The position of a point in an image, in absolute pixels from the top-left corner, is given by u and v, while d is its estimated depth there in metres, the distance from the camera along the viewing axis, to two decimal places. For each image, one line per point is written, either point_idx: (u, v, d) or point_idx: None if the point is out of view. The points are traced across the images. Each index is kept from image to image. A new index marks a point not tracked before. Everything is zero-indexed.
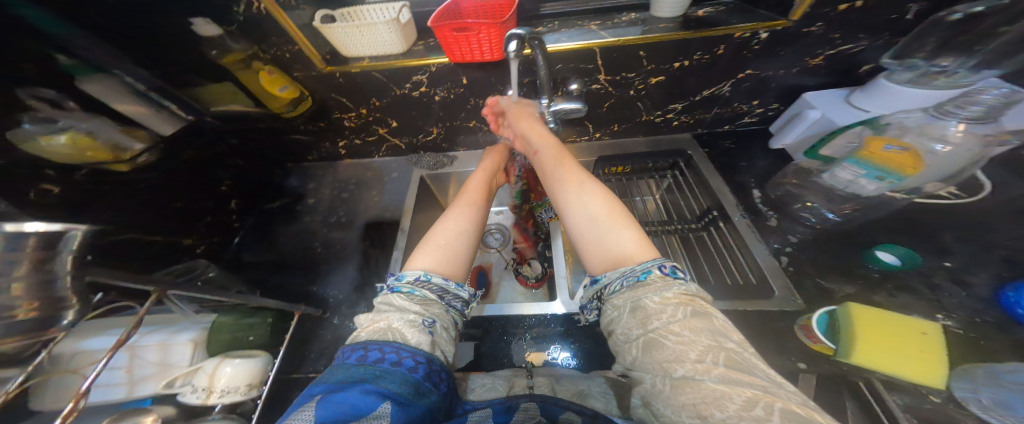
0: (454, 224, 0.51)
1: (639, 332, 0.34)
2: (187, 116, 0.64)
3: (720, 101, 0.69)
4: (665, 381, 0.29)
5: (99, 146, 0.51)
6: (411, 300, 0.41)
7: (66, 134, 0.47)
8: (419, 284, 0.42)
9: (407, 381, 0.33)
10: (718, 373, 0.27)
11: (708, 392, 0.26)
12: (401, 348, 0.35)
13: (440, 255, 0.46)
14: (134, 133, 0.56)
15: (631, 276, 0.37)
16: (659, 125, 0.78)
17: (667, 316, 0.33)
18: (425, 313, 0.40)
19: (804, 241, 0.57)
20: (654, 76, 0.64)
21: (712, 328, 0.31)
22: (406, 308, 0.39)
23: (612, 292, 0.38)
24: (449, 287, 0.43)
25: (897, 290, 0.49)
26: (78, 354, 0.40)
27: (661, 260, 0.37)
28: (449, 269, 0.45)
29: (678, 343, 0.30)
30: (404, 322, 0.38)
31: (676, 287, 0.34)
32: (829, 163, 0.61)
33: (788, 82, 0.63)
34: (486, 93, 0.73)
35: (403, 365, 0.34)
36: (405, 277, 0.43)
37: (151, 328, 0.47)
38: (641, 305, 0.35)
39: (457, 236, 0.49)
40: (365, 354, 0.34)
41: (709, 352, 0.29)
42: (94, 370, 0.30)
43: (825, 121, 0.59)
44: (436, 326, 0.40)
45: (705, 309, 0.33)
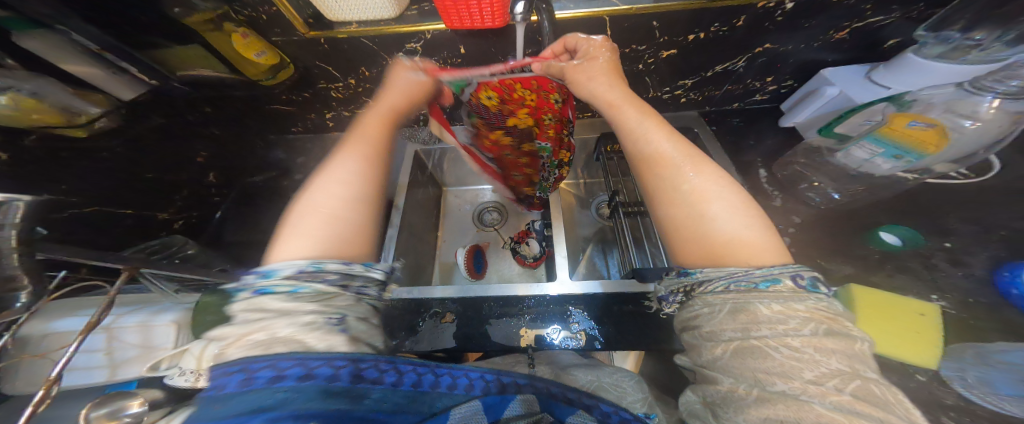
0: (340, 195, 0.38)
1: (735, 335, 0.30)
2: (149, 80, 0.58)
3: (732, 77, 0.66)
4: (751, 390, 0.27)
5: (47, 109, 0.46)
6: (296, 299, 0.30)
7: (8, 95, 0.42)
8: (303, 277, 0.31)
9: (331, 393, 0.23)
10: (838, 400, 0.24)
11: (813, 415, 0.23)
12: (306, 357, 0.24)
13: (321, 234, 0.35)
14: (89, 96, 0.51)
15: (748, 281, 0.32)
16: (666, 102, 0.75)
17: (786, 327, 0.28)
18: (328, 311, 0.30)
19: (807, 222, 0.57)
20: (666, 49, 0.60)
21: (848, 351, 0.27)
22: (296, 310, 0.29)
23: (710, 290, 0.33)
24: (354, 271, 0.35)
25: (895, 271, 0.50)
26: (47, 336, 0.37)
27: (797, 270, 0.32)
28: (346, 250, 0.36)
29: (789, 358, 0.27)
30: (299, 328, 0.28)
31: (809, 301, 0.30)
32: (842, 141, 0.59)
33: (806, 57, 0.60)
34: (486, 63, 0.68)
35: (317, 376, 0.23)
36: (277, 272, 0.31)
37: (128, 309, 0.43)
38: (748, 309, 0.30)
39: (354, 210, 0.38)
40: (251, 377, 0.23)
41: (835, 377, 0.25)
42: (64, 354, 0.27)
43: (841, 99, 0.58)
44: (349, 320, 0.31)
45: (846, 331, 0.28)
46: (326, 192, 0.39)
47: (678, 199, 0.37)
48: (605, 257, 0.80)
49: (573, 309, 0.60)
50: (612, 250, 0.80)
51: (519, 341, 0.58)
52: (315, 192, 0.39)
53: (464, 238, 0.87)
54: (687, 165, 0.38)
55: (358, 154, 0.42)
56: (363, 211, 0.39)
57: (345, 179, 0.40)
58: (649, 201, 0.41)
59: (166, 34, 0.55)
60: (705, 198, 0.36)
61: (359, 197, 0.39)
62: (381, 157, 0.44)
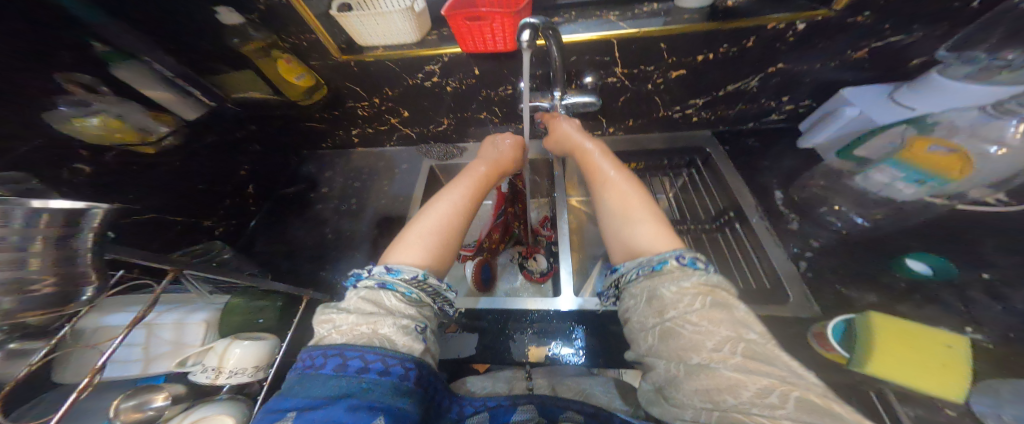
0: (444, 218, 0.50)
1: (654, 321, 0.34)
2: (209, 103, 0.67)
3: (746, 96, 0.65)
4: (678, 368, 0.30)
5: (127, 128, 0.53)
6: (406, 302, 0.39)
7: (98, 118, 0.49)
8: (415, 284, 0.41)
9: (399, 388, 0.33)
10: (735, 362, 0.27)
11: (722, 379, 0.27)
12: (386, 355, 0.34)
13: (429, 250, 0.46)
14: (161, 118, 0.58)
15: (648, 265, 0.38)
16: (677, 121, 0.74)
17: (683, 305, 0.32)
18: (418, 318, 0.39)
19: (826, 247, 0.54)
20: (673, 70, 0.61)
21: (732, 318, 0.30)
22: (399, 311, 0.38)
23: (630, 281, 0.39)
24: (441, 288, 0.44)
25: (924, 302, 0.46)
26: (98, 329, 0.41)
27: (679, 252, 0.37)
28: (438, 265, 0.46)
29: (694, 333, 0.30)
30: (397, 329, 0.36)
31: (694, 277, 0.34)
32: (861, 164, 0.58)
33: (823, 76, 0.58)
34: (497, 84, 0.72)
35: (391, 373, 0.33)
36: (399, 274, 0.41)
37: (166, 307, 0.47)
38: (658, 295, 0.35)
39: (450, 232, 0.49)
40: (344, 363, 0.33)
41: (727, 342, 0.29)
42: (111, 345, 0.31)
43: (863, 120, 0.56)
44: (427, 331, 0.40)
45: (727, 300, 0.32)
46: (436, 215, 0.50)
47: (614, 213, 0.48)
48: (614, 277, 0.77)
49: (574, 326, 0.61)
50: None
51: (528, 356, 0.59)
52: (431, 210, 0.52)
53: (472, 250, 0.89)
54: (614, 191, 0.50)
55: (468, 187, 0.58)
56: (457, 236, 0.49)
57: (449, 207, 0.51)
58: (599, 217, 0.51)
59: (224, 63, 0.64)
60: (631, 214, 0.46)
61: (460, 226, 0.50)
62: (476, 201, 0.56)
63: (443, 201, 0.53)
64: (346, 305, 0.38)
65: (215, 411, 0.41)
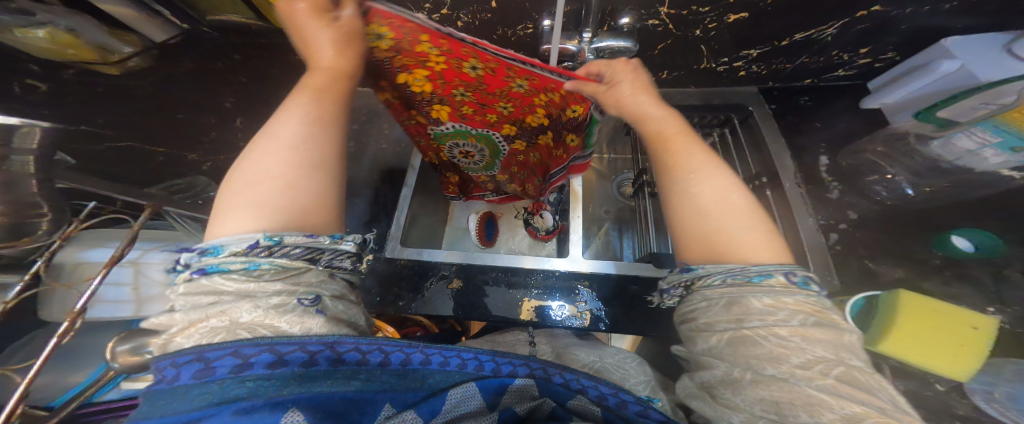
0: (285, 157, 0.29)
1: (728, 325, 0.31)
2: (180, 24, 0.55)
3: (814, 47, 0.56)
4: (745, 372, 0.28)
5: (82, 46, 0.46)
6: (257, 279, 0.24)
7: (43, 30, 0.43)
8: (257, 254, 0.24)
9: (308, 376, 0.24)
10: (823, 384, 0.25)
11: (804, 396, 0.25)
12: (273, 343, 0.22)
13: (280, 205, 0.27)
14: (123, 37, 0.50)
15: (742, 275, 0.31)
16: (719, 75, 0.66)
17: (775, 318, 0.29)
18: (298, 290, 0.26)
19: (863, 219, 0.51)
20: (734, 13, 0.51)
21: (836, 340, 0.27)
22: (259, 292, 0.24)
23: (709, 284, 0.33)
24: (321, 243, 0.27)
25: (953, 279, 0.44)
26: (79, 265, 0.38)
27: (791, 267, 0.31)
28: (309, 221, 0.28)
29: (777, 345, 0.27)
30: (266, 311, 0.24)
31: (799, 295, 0.30)
32: (945, 128, 0.48)
33: (924, 25, 0.48)
34: (517, 21, 0.59)
35: (290, 363, 0.23)
36: (222, 250, 0.24)
37: (151, 246, 0.44)
38: (741, 302, 0.30)
39: (300, 170, 0.28)
40: (205, 369, 0.21)
41: (821, 362, 0.26)
42: (88, 287, 0.27)
43: (962, 75, 0.45)
44: (324, 300, 0.27)
45: (834, 322, 0.29)
46: (262, 153, 0.29)
47: (689, 202, 0.35)
48: (618, 239, 0.77)
49: (581, 289, 0.59)
50: (627, 232, 0.76)
51: (520, 313, 0.58)
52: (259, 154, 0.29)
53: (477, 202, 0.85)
54: (702, 170, 0.36)
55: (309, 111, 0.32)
56: (318, 172, 0.30)
57: (279, 141, 0.29)
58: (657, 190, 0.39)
59: None
60: (719, 198, 0.34)
61: (317, 156, 0.30)
62: (336, 114, 0.34)
63: (282, 126, 0.31)
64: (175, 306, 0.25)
65: None
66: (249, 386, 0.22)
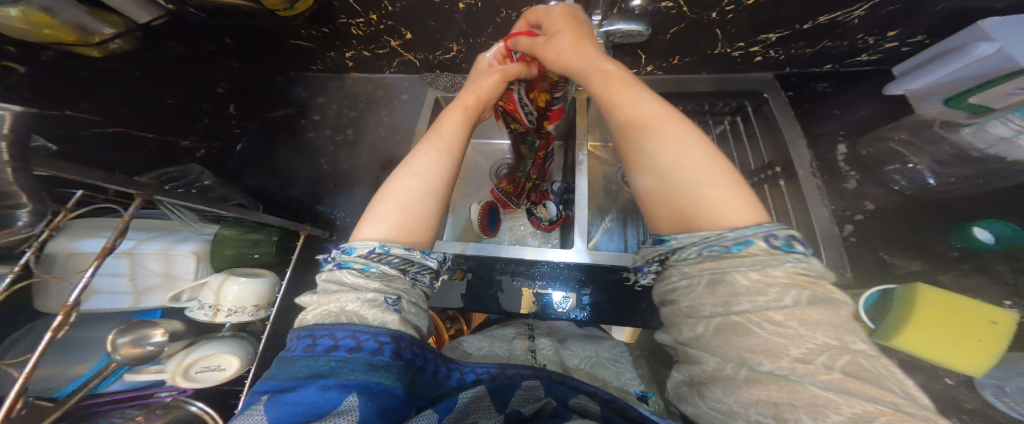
0: (407, 180, 0.34)
1: (716, 311, 0.29)
2: (165, 4, 0.51)
3: (837, 31, 0.53)
4: (738, 370, 0.26)
5: (59, 26, 0.42)
6: (366, 277, 0.29)
7: (16, 8, 0.38)
8: (375, 259, 0.30)
9: (374, 366, 0.25)
10: (829, 379, 0.22)
11: (806, 396, 0.22)
12: (355, 330, 0.26)
13: (398, 222, 0.32)
14: (108, 18, 0.47)
15: (719, 244, 0.30)
16: (733, 61, 0.63)
17: (766, 299, 0.26)
18: (388, 290, 0.30)
19: (879, 210, 0.50)
20: None
21: (835, 321, 0.25)
22: (361, 286, 0.29)
23: (684, 258, 0.33)
24: (414, 257, 0.31)
25: (971, 271, 0.43)
26: (73, 256, 0.37)
27: (771, 229, 0.29)
28: (409, 239, 0.32)
29: (773, 334, 0.25)
30: (363, 302, 0.28)
31: (787, 265, 0.28)
32: (981, 113, 0.46)
33: (955, 6, 0.45)
34: (522, 3, 0.56)
35: (364, 350, 0.25)
36: (354, 250, 0.30)
37: (148, 235, 0.42)
38: (725, 280, 0.29)
39: (416, 195, 0.34)
40: (314, 343, 0.26)
41: (824, 353, 0.23)
42: (81, 279, 0.26)
43: (999, 59, 0.42)
44: (403, 302, 0.30)
45: (830, 295, 0.27)
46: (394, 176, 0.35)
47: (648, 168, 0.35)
48: (623, 230, 0.75)
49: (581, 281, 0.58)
50: (631, 222, 0.75)
51: (520, 303, 0.59)
52: (392, 176, 0.36)
53: (481, 192, 0.84)
54: (663, 134, 0.35)
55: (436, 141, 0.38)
56: (429, 198, 0.34)
57: (415, 171, 0.35)
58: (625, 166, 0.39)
59: None
60: (684, 165, 0.33)
61: (429, 185, 0.35)
62: (455, 145, 0.39)
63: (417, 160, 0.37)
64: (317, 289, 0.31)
65: (217, 350, 0.40)
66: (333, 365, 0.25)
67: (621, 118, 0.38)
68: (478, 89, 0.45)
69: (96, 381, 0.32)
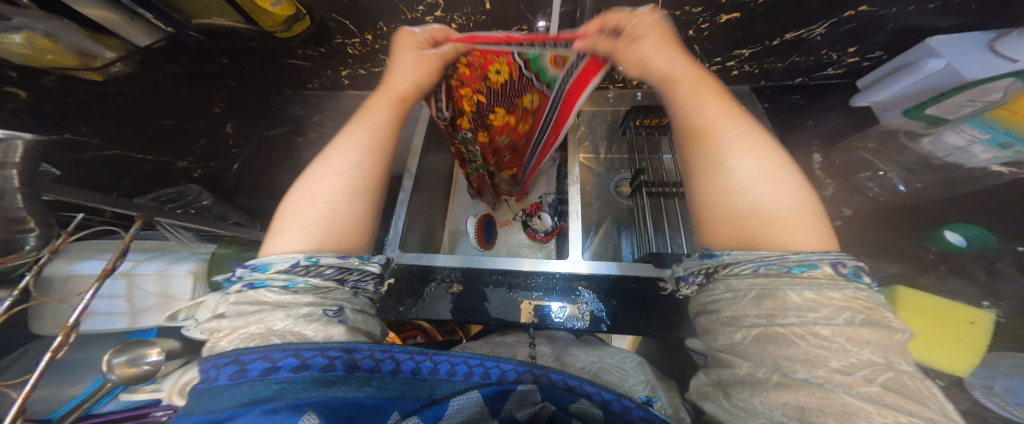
0: (333, 182, 0.35)
1: (758, 321, 0.27)
2: (165, 28, 0.54)
3: (804, 47, 0.57)
4: (771, 375, 0.25)
5: (61, 51, 0.44)
6: (293, 293, 0.29)
7: (20, 35, 0.40)
8: (300, 271, 0.30)
9: (324, 382, 0.25)
10: (866, 391, 0.21)
11: (838, 404, 0.21)
12: (298, 348, 0.25)
13: (322, 227, 0.33)
14: (104, 41, 0.48)
15: (777, 264, 0.27)
16: (712, 74, 0.67)
17: (818, 316, 0.24)
18: (326, 302, 0.30)
19: (856, 215, 0.52)
20: (726, 13, 0.52)
21: (886, 342, 0.23)
22: (293, 301, 0.29)
23: (735, 272, 0.29)
24: (350, 264, 0.32)
25: (949, 273, 0.45)
26: (71, 279, 0.37)
27: (839, 257, 0.27)
28: (342, 244, 0.34)
29: (817, 346, 0.24)
30: (296, 319, 0.28)
31: (847, 290, 0.25)
32: (937, 123, 0.49)
33: (909, 23, 0.49)
34: (511, 23, 0.59)
35: (310, 367, 0.25)
36: (271, 267, 0.30)
37: (145, 256, 0.43)
38: (776, 295, 0.26)
39: (343, 198, 0.35)
40: (242, 369, 0.24)
41: (865, 367, 0.22)
42: (81, 300, 0.27)
43: (946, 75, 0.46)
44: (346, 311, 0.31)
45: (887, 322, 0.24)
46: (319, 180, 0.36)
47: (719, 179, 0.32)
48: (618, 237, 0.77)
49: (583, 289, 0.59)
50: (624, 231, 0.77)
51: (519, 313, 0.57)
52: (310, 175, 0.36)
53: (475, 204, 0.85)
54: (739, 148, 0.33)
55: (364, 138, 0.39)
56: (356, 201, 0.36)
57: (335, 170, 0.36)
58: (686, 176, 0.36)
59: None
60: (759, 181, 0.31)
61: (358, 187, 0.36)
62: (383, 145, 0.39)
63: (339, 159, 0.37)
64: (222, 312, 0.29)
65: None
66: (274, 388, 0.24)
67: (693, 126, 0.35)
68: (414, 77, 0.41)
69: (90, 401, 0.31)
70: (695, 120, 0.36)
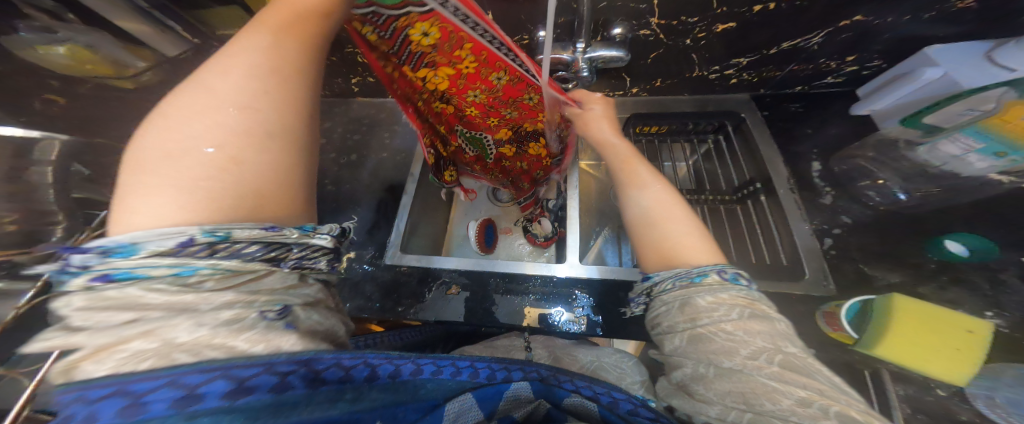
0: (220, 121, 0.23)
1: (685, 326, 0.31)
2: (191, 39, 0.54)
3: (801, 55, 0.57)
4: (708, 368, 0.28)
5: (99, 60, 0.48)
6: (191, 288, 0.20)
7: (65, 46, 0.44)
8: (197, 253, 0.20)
9: (280, 406, 0.19)
10: (772, 371, 0.25)
11: (759, 385, 0.25)
12: (229, 367, 0.17)
13: (224, 183, 0.22)
14: (138, 52, 0.51)
15: (686, 276, 0.33)
16: (712, 83, 0.67)
17: (718, 314, 0.30)
18: (248, 299, 0.22)
19: (857, 223, 0.51)
20: (722, 22, 0.53)
21: (772, 331, 0.28)
22: (205, 300, 0.20)
23: (662, 289, 0.35)
24: (280, 236, 0.24)
25: (950, 284, 0.43)
26: None
27: (722, 265, 0.34)
28: (263, 207, 0.24)
29: (727, 340, 0.28)
30: (216, 328, 0.19)
31: (732, 290, 0.31)
32: (932, 133, 0.50)
33: (906, 32, 0.49)
34: (513, 33, 0.61)
35: (256, 389, 0.18)
36: (134, 248, 0.20)
37: None
38: (691, 302, 0.32)
39: (249, 141, 0.24)
40: (141, 404, 0.16)
41: (765, 351, 0.27)
42: None
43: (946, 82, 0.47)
44: (295, 310, 0.23)
45: (766, 312, 0.30)
46: (187, 118, 0.23)
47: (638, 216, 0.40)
48: (618, 245, 0.77)
49: (578, 294, 0.59)
50: (626, 238, 0.77)
51: (522, 320, 0.57)
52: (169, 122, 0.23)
53: (477, 210, 0.87)
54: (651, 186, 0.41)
55: (248, 62, 0.26)
56: (275, 141, 0.25)
57: (210, 97, 0.24)
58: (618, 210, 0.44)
59: None
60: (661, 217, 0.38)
61: (273, 125, 0.25)
62: (291, 76, 0.27)
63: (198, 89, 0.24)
64: (70, 322, 0.19)
65: None
66: (203, 423, 0.17)
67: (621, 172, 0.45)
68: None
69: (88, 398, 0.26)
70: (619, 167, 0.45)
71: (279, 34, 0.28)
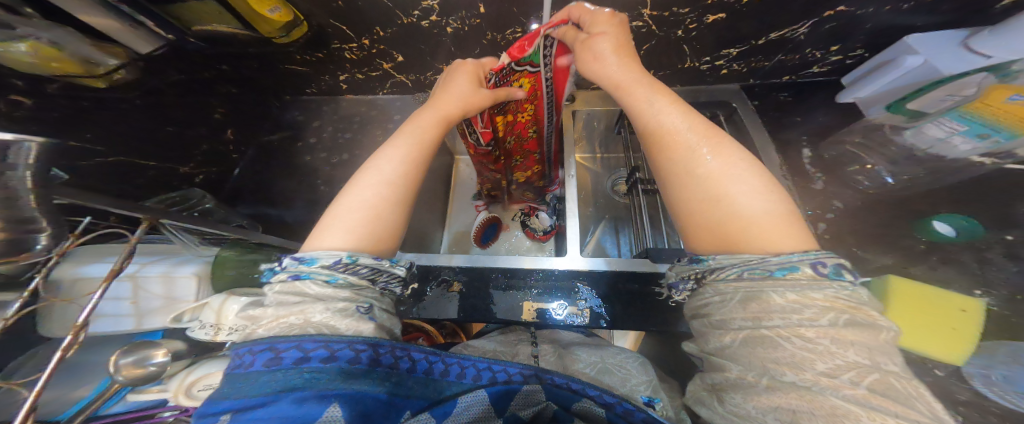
0: (377, 189, 0.36)
1: (745, 324, 0.27)
2: (166, 35, 0.55)
3: (788, 45, 0.58)
4: (760, 378, 0.25)
5: (66, 58, 0.45)
6: (332, 287, 0.30)
7: (27, 43, 0.41)
8: (339, 269, 0.30)
9: (350, 374, 0.26)
10: (854, 394, 0.21)
11: (826, 406, 0.21)
12: (328, 340, 0.26)
13: (366, 229, 0.34)
14: (107, 49, 0.49)
15: (761, 268, 0.28)
16: (703, 74, 0.68)
17: (801, 317, 0.25)
18: (359, 299, 0.31)
19: (848, 208, 0.53)
20: (712, 13, 0.53)
21: (870, 343, 0.23)
22: (329, 297, 0.29)
23: (721, 277, 0.30)
24: (383, 266, 0.33)
25: (939, 263, 0.46)
26: (78, 280, 0.38)
27: (819, 256, 0.27)
28: (379, 245, 0.34)
29: (802, 348, 0.24)
30: (333, 314, 0.28)
31: (830, 290, 0.25)
32: (915, 118, 0.53)
33: (887, 22, 0.50)
34: (505, 25, 0.60)
35: (339, 359, 0.26)
36: (315, 261, 0.30)
37: (151, 259, 0.44)
38: (761, 297, 0.27)
39: (386, 205, 0.36)
40: (277, 356, 0.25)
41: (851, 369, 0.22)
42: (90, 300, 0.27)
43: (924, 70, 0.49)
44: (374, 309, 0.32)
45: (872, 320, 0.24)
46: (360, 188, 0.36)
47: (692, 185, 0.33)
48: (617, 236, 0.77)
49: (581, 287, 0.59)
50: (626, 229, 0.77)
51: (522, 314, 0.57)
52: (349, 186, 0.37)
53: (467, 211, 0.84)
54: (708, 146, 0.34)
55: (405, 150, 0.40)
56: (400, 207, 0.37)
57: (378, 176, 0.37)
58: (660, 182, 0.37)
59: None
60: (721, 180, 0.32)
61: (390, 195, 0.36)
62: (425, 151, 0.41)
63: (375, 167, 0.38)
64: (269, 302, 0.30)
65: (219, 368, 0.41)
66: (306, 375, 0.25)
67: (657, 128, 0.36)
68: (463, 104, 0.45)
69: (98, 403, 0.30)
70: (657, 122, 0.36)
71: (423, 131, 0.42)
